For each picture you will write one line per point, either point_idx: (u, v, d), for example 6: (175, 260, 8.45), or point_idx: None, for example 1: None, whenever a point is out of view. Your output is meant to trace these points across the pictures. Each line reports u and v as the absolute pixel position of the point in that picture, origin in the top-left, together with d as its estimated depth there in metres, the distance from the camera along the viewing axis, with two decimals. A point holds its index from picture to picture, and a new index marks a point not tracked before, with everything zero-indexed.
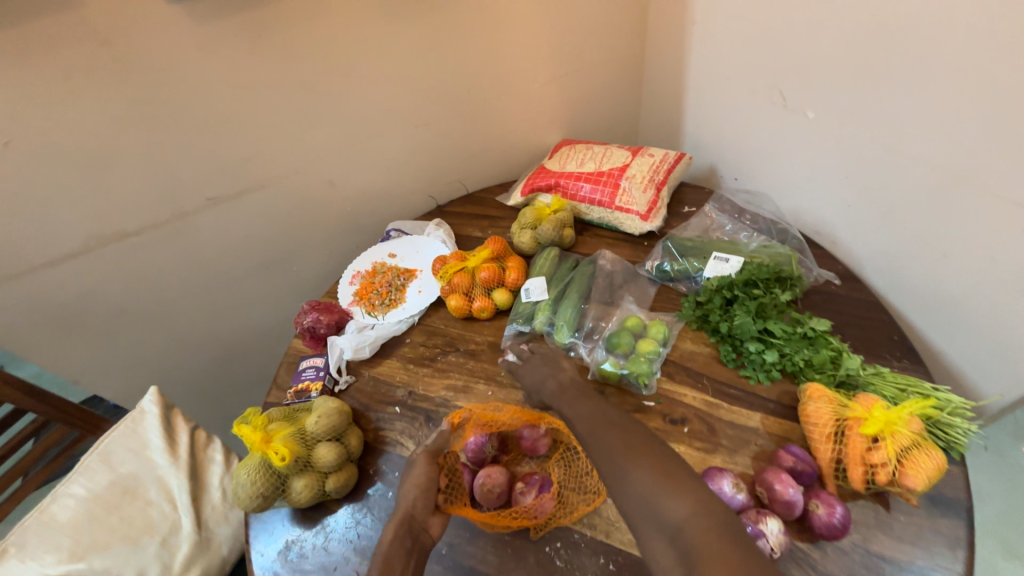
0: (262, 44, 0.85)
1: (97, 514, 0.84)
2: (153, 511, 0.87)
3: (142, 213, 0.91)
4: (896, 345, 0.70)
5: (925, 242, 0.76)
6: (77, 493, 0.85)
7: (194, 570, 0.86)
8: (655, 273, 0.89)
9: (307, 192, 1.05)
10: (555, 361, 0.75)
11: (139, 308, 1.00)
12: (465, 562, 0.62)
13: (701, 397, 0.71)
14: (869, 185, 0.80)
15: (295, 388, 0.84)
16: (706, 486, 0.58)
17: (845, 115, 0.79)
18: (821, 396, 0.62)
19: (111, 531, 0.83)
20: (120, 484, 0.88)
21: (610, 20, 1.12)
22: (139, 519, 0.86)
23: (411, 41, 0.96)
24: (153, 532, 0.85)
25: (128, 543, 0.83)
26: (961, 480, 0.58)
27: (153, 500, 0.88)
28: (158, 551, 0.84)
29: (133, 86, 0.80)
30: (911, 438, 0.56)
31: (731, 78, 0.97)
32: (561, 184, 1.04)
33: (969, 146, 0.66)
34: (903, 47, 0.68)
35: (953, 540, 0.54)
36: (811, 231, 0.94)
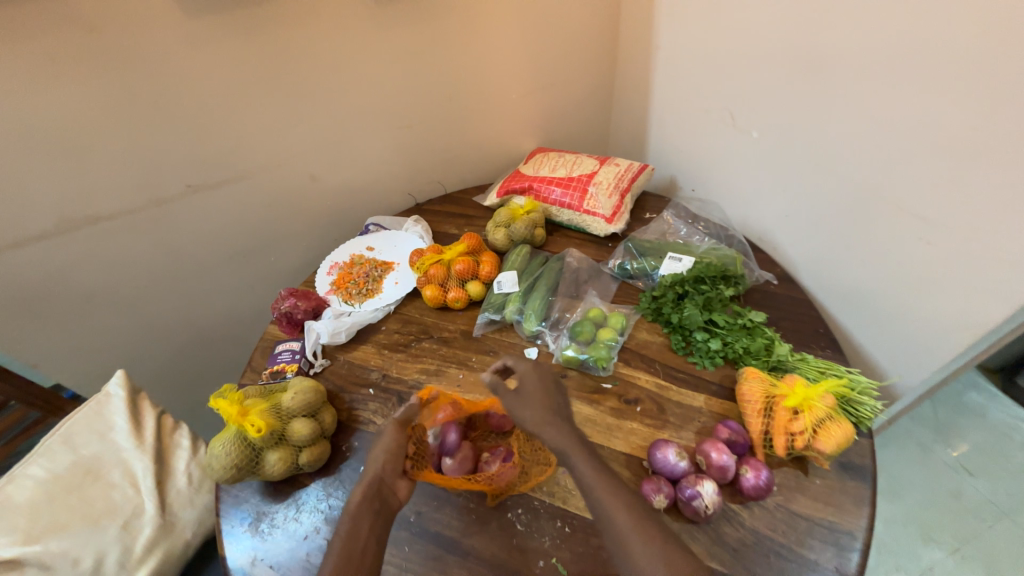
0: (250, 41, 0.88)
1: (57, 494, 0.83)
2: (116, 494, 0.86)
3: (117, 199, 0.91)
4: (821, 337, 0.81)
5: (848, 251, 0.86)
6: (36, 474, 0.83)
7: (157, 553, 0.84)
8: (616, 271, 0.97)
9: (288, 185, 1.08)
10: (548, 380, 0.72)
11: (108, 293, 0.99)
12: (431, 527, 0.66)
13: (653, 380, 0.79)
14: (804, 199, 0.91)
15: (270, 369, 0.88)
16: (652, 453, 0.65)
17: (784, 136, 0.89)
18: (755, 377, 0.71)
19: (71, 512, 0.81)
20: (82, 465, 0.87)
21: (584, 39, 1.20)
22: (100, 501, 0.84)
23: (395, 46, 1.01)
24: (114, 514, 0.84)
25: (87, 525, 0.82)
26: (868, 450, 0.67)
27: (117, 482, 0.87)
28: (119, 534, 0.83)
29: (116, 73, 0.81)
30: (825, 412, 0.65)
31: (690, 99, 1.07)
32: (534, 188, 1.11)
33: (883, 170, 0.76)
34: (833, 80, 0.78)
35: (858, 498, 0.62)
36: (757, 239, 1.05)
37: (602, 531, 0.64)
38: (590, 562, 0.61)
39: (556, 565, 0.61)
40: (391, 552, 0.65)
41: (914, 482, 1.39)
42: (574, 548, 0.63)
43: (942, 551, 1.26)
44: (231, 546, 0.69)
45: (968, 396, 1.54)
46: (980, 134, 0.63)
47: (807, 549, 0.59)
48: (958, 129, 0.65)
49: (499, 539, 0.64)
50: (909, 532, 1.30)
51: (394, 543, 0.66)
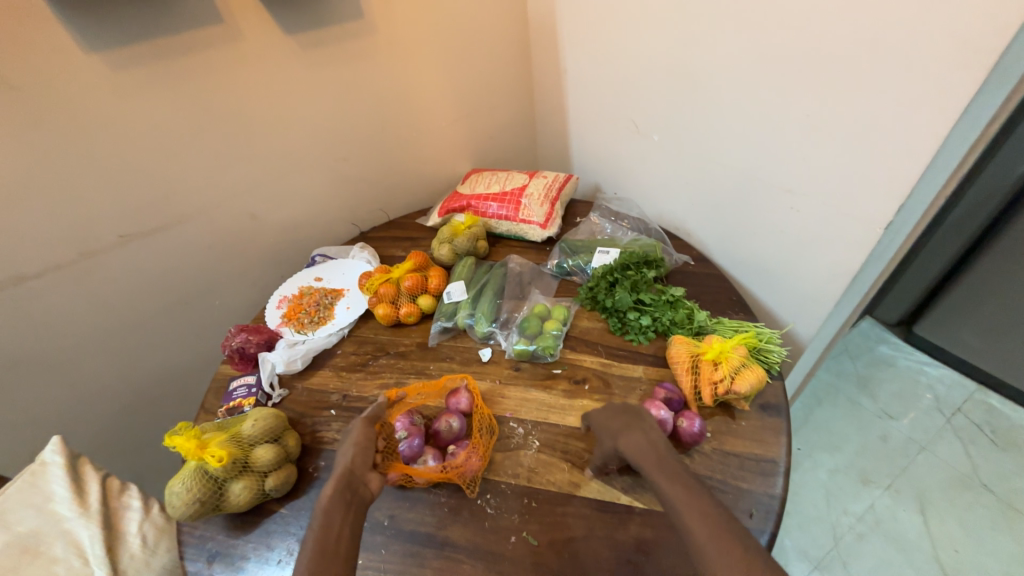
0: (181, 89, 0.91)
1: None
2: (59, 569, 0.73)
3: (44, 255, 0.88)
4: (734, 303, 0.93)
5: (746, 227, 1.00)
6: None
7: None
8: (555, 269, 1.07)
9: (229, 226, 1.09)
10: (623, 413, 0.69)
11: (35, 357, 0.93)
12: (407, 527, 0.69)
13: (597, 360, 0.87)
14: (703, 189, 1.04)
15: (226, 406, 0.86)
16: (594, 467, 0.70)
17: (679, 137, 1.03)
18: (681, 341, 0.81)
19: None
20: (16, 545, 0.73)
21: (502, 69, 1.33)
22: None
23: (326, 86, 1.07)
24: None
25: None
26: (780, 390, 0.78)
27: (59, 556, 0.74)
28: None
29: (40, 129, 0.80)
30: (740, 361, 0.76)
31: (600, 114, 1.21)
32: (472, 205, 1.19)
33: (758, 156, 0.91)
34: (708, 86, 0.92)
35: (777, 430, 0.73)
36: (673, 228, 1.18)
37: (565, 499, 0.69)
38: (559, 529, 0.66)
39: (527, 537, 0.66)
40: (368, 556, 0.67)
41: (849, 431, 1.51)
42: (541, 519, 0.67)
43: (880, 489, 1.37)
44: None
45: (880, 349, 1.70)
46: (816, 117, 0.79)
47: (740, 480, 0.68)
48: (802, 117, 0.81)
49: (472, 525, 0.68)
50: (851, 478, 1.40)
51: (370, 548, 0.67)
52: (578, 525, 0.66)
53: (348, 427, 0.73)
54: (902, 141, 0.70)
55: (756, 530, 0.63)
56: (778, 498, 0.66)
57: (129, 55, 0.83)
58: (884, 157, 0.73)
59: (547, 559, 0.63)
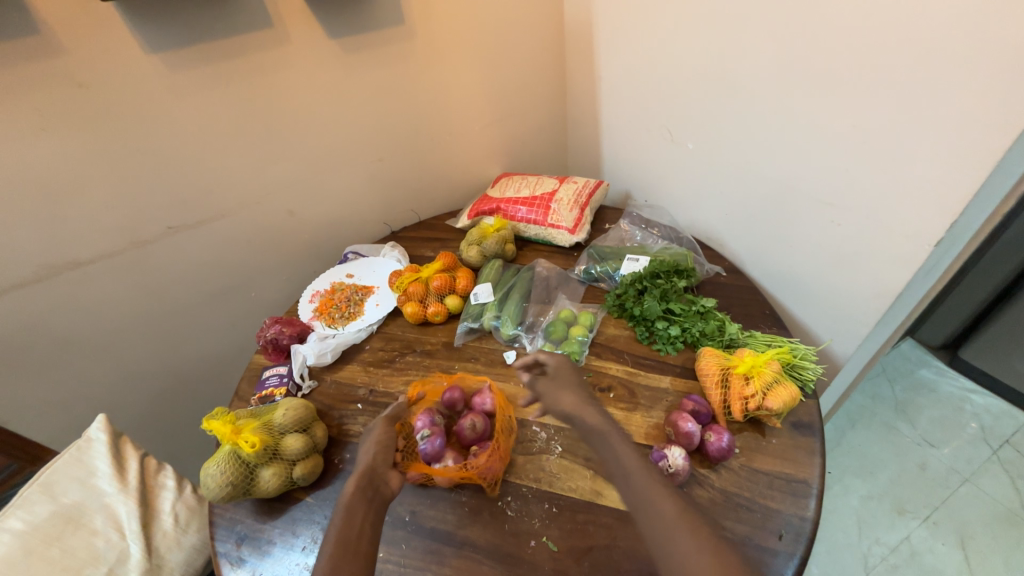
0: (231, 90, 0.95)
1: (34, 548, 0.72)
2: (98, 541, 0.77)
3: (100, 243, 0.94)
4: (768, 317, 0.91)
5: (783, 240, 0.97)
6: (14, 527, 0.73)
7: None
8: (583, 275, 1.07)
9: (269, 221, 1.13)
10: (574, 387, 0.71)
11: (86, 338, 0.99)
12: (427, 523, 0.70)
13: (623, 368, 0.86)
14: (739, 200, 1.02)
15: (259, 395, 0.90)
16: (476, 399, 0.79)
17: (715, 147, 1.01)
18: (711, 354, 0.80)
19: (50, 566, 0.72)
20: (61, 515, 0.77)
21: (537, 74, 1.34)
22: (82, 550, 0.75)
23: (366, 89, 1.11)
24: (97, 563, 0.75)
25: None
26: (814, 409, 0.76)
27: (99, 528, 0.78)
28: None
29: (103, 124, 0.86)
30: (773, 376, 0.74)
31: (634, 121, 1.20)
32: (502, 208, 1.20)
33: (798, 168, 0.88)
34: (748, 95, 0.90)
35: (810, 450, 0.70)
36: (705, 238, 1.16)
37: (586, 507, 0.69)
38: (579, 536, 0.66)
39: (547, 543, 0.66)
40: (389, 550, 0.68)
41: (884, 457, 1.44)
42: (562, 525, 0.67)
43: (916, 520, 1.30)
44: (228, 566, 0.71)
45: (921, 372, 1.62)
46: (862, 128, 0.76)
47: (769, 499, 0.66)
48: (849, 127, 0.78)
49: (492, 527, 0.68)
50: (885, 506, 1.34)
51: (391, 542, 0.68)
52: (599, 534, 0.65)
53: (369, 426, 0.74)
54: (956, 155, 0.67)
55: (784, 554, 0.61)
56: (810, 520, 0.63)
57: (185, 56, 0.88)
58: (935, 171, 0.70)
59: (567, 567, 0.63)
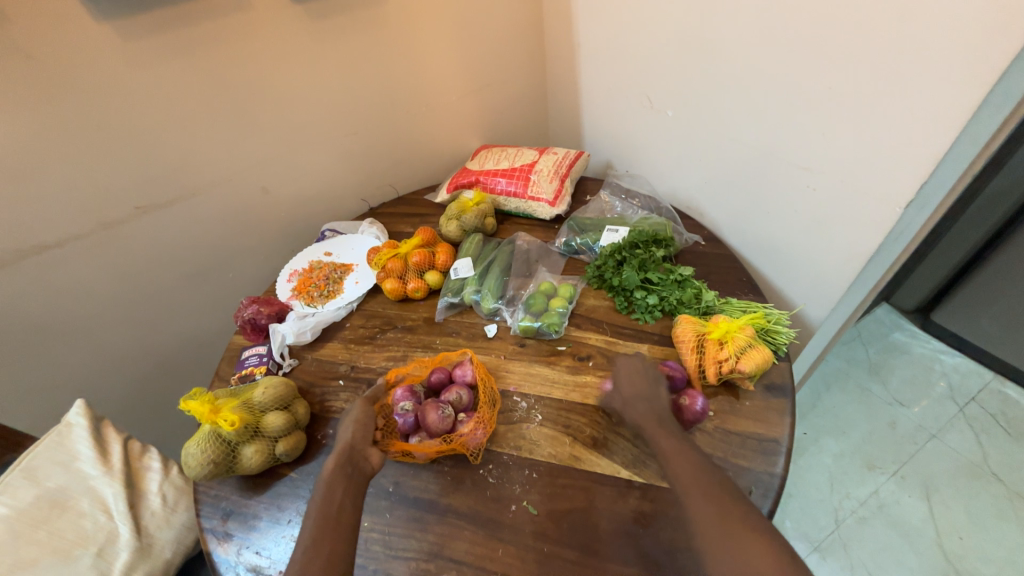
0: (190, 59, 0.90)
1: (22, 532, 0.73)
2: (86, 522, 0.77)
3: (63, 225, 0.90)
4: (744, 284, 0.92)
5: (759, 206, 0.98)
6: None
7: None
8: (563, 247, 1.06)
9: (241, 200, 1.10)
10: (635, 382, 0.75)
11: (58, 324, 0.97)
12: (410, 493, 0.71)
13: (602, 338, 0.87)
14: (716, 167, 1.02)
15: (239, 374, 0.89)
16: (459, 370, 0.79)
17: (693, 112, 1.00)
18: (687, 321, 0.81)
19: (39, 547, 0.72)
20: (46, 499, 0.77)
21: (514, 39, 1.29)
22: (71, 532, 0.75)
23: (335, 56, 1.06)
24: (87, 544, 0.75)
25: (58, 558, 0.72)
26: (786, 370, 0.78)
27: (86, 511, 0.78)
28: (94, 564, 0.74)
29: (55, 99, 0.81)
30: (746, 340, 0.75)
31: (613, 87, 1.17)
32: (481, 181, 1.18)
33: (773, 134, 0.88)
34: (724, 56, 0.89)
35: (781, 410, 0.73)
36: (684, 207, 1.16)
37: (566, 471, 0.70)
38: (557, 499, 0.68)
39: (527, 506, 0.67)
40: (375, 520, 0.69)
41: (857, 417, 1.50)
42: (542, 490, 0.69)
43: (885, 475, 1.37)
44: (216, 541, 0.72)
45: (895, 335, 1.67)
46: (837, 92, 0.76)
47: (742, 459, 0.68)
48: (825, 89, 0.77)
49: (473, 493, 0.70)
50: (857, 463, 1.40)
51: (376, 512, 0.70)
52: (577, 496, 0.67)
53: (349, 406, 0.75)
54: (927, 117, 0.67)
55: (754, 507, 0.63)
56: (779, 476, 0.66)
57: (139, 23, 0.83)
58: (908, 132, 0.70)
59: (547, 529, 0.65)
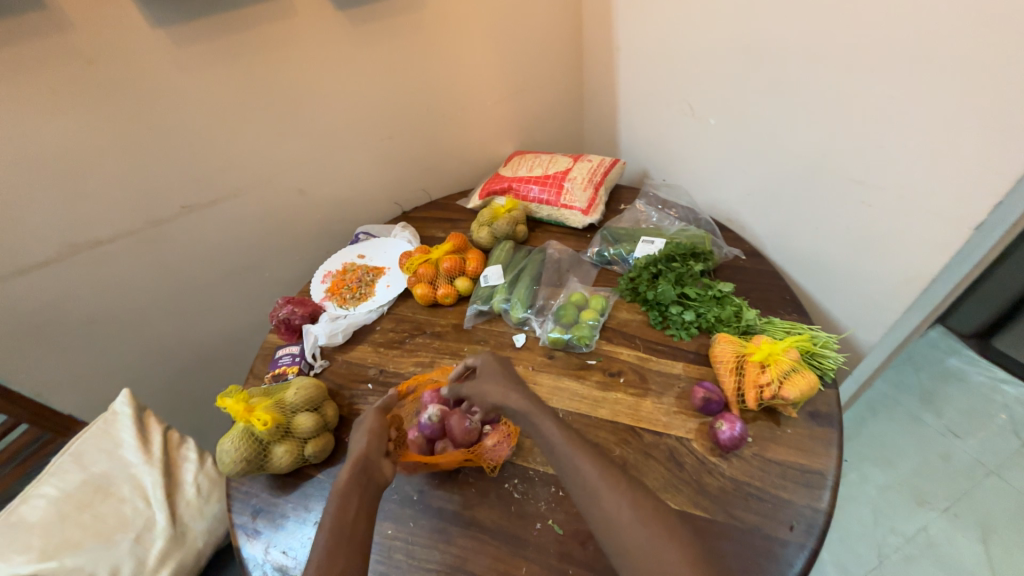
0: (239, 65, 0.93)
1: (69, 513, 0.76)
2: (126, 508, 0.80)
3: (117, 222, 0.95)
4: (788, 303, 0.88)
5: (806, 221, 0.93)
6: (48, 493, 0.77)
7: (170, 564, 0.78)
8: (596, 258, 1.04)
9: (280, 202, 1.13)
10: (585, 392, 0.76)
11: (109, 315, 1.02)
12: (434, 503, 0.71)
13: (634, 353, 0.84)
14: (762, 179, 0.97)
15: (272, 372, 0.91)
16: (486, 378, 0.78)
17: (737, 122, 0.96)
18: (726, 340, 0.77)
19: (83, 529, 0.75)
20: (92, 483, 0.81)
21: (551, 45, 1.28)
22: (112, 516, 0.78)
23: (375, 63, 1.08)
24: (126, 529, 0.78)
25: (100, 541, 0.76)
26: (833, 398, 0.73)
27: (127, 497, 0.81)
28: (132, 549, 0.77)
29: (114, 102, 0.86)
30: (791, 364, 0.71)
31: (653, 95, 1.15)
32: (514, 188, 1.17)
33: (825, 146, 0.83)
34: (775, 63, 0.85)
35: (826, 441, 0.68)
36: (724, 219, 1.12)
37: None
38: (584, 520, 0.66)
39: (552, 525, 0.66)
40: (399, 528, 0.69)
41: (905, 446, 1.40)
42: (568, 509, 0.67)
43: (935, 511, 1.27)
44: (245, 537, 0.73)
45: (950, 360, 1.55)
46: (898, 103, 0.71)
47: (783, 490, 0.64)
48: (885, 100, 0.72)
49: (498, 508, 0.69)
50: (902, 496, 1.31)
51: (400, 520, 0.70)
52: None
53: (361, 415, 0.73)
54: (1000, 130, 0.62)
55: (795, 544, 0.60)
56: (823, 512, 0.62)
57: (192, 31, 0.86)
58: (979, 146, 0.65)
59: (572, 550, 0.63)
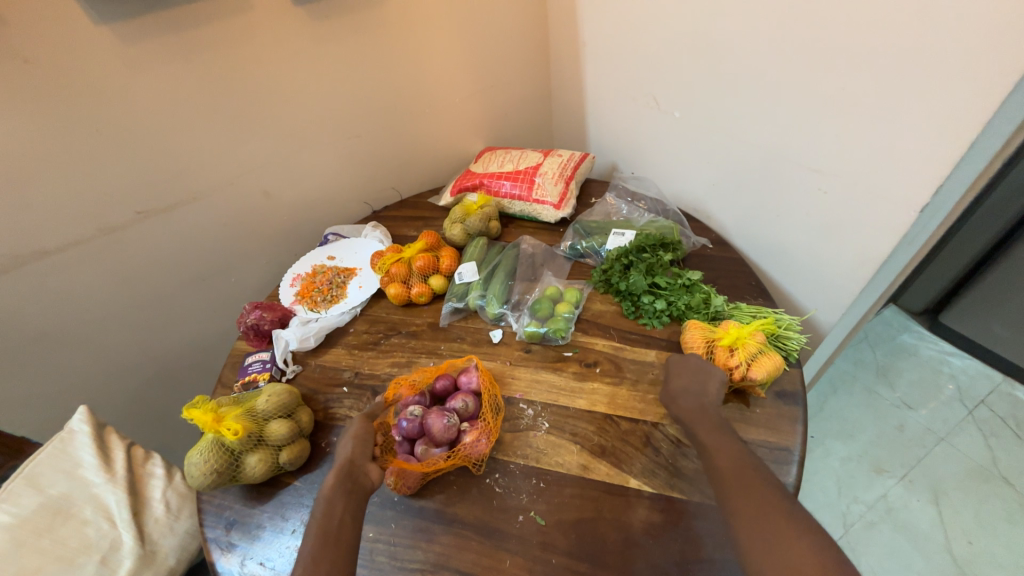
0: (191, 62, 0.89)
1: (25, 540, 0.71)
2: (89, 530, 0.76)
3: (64, 230, 0.89)
4: (753, 288, 0.91)
5: (767, 209, 0.97)
6: (1, 521, 0.71)
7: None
8: (569, 251, 1.06)
9: (243, 204, 1.09)
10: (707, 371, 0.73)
11: (60, 329, 0.96)
12: (415, 503, 0.70)
13: (609, 344, 0.86)
14: (726, 170, 1.00)
15: (242, 381, 0.88)
16: (465, 376, 0.77)
17: (700, 115, 0.99)
18: (696, 327, 0.80)
19: (42, 555, 0.71)
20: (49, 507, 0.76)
21: (517, 40, 1.28)
22: (74, 540, 0.74)
23: (338, 59, 1.05)
24: (90, 552, 0.74)
25: (62, 567, 0.71)
26: (797, 377, 0.77)
27: (89, 518, 0.77)
28: (97, 572, 0.73)
29: (55, 102, 0.80)
30: (757, 347, 0.74)
31: (619, 89, 1.16)
32: (485, 184, 1.17)
33: (782, 137, 0.87)
34: (734, 57, 0.87)
35: (792, 418, 0.72)
36: (691, 209, 1.15)
37: (574, 481, 0.69)
38: (566, 510, 0.67)
39: (535, 517, 0.66)
40: (380, 531, 0.68)
41: (866, 421, 1.48)
42: (550, 500, 0.68)
43: (894, 479, 1.35)
44: (219, 552, 0.71)
45: (902, 337, 1.65)
46: (850, 94, 0.74)
47: None
48: (836, 91, 0.76)
49: (480, 503, 0.69)
50: (865, 467, 1.38)
51: (382, 523, 0.69)
52: (586, 506, 0.66)
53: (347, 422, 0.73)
54: (940, 119, 0.66)
55: None
56: (792, 486, 0.65)
57: (138, 26, 0.82)
58: (922, 133, 0.69)
59: (555, 539, 0.64)
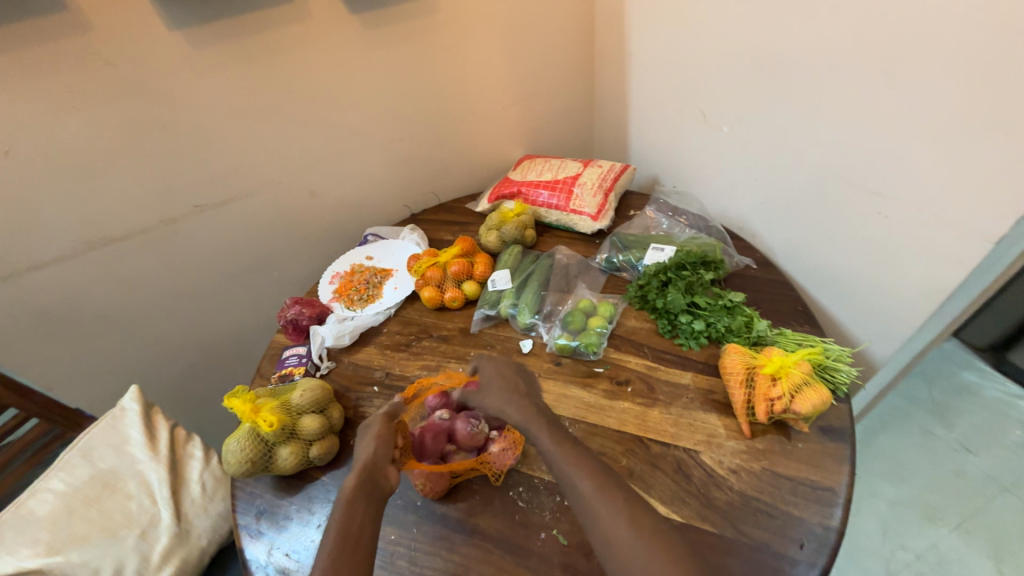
0: (253, 66, 0.94)
1: (76, 508, 0.77)
2: (132, 505, 0.80)
3: (130, 220, 0.96)
4: (799, 314, 0.86)
5: (820, 232, 0.92)
6: (56, 488, 0.77)
7: (173, 562, 0.79)
8: (604, 264, 1.03)
9: (289, 202, 1.13)
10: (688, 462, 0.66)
11: (119, 311, 1.03)
12: (437, 510, 0.70)
13: (642, 362, 0.84)
14: (776, 189, 0.96)
15: (279, 372, 0.92)
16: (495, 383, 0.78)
17: (751, 129, 0.95)
18: (736, 351, 0.76)
19: (89, 524, 0.76)
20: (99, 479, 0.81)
21: (563, 49, 1.27)
22: (118, 513, 0.79)
23: (389, 65, 1.08)
24: (131, 526, 0.78)
25: (106, 537, 0.76)
26: (845, 413, 0.72)
27: (133, 493, 0.81)
28: (136, 545, 0.77)
29: (130, 101, 0.86)
30: (802, 378, 0.70)
31: (665, 101, 1.14)
32: (523, 192, 1.17)
33: (840, 156, 0.82)
34: (793, 72, 0.84)
35: (838, 457, 0.67)
36: (736, 227, 1.11)
37: None
38: None
39: (557, 536, 0.65)
40: (400, 534, 0.68)
41: (918, 462, 1.37)
42: (573, 519, 0.66)
43: (947, 528, 1.24)
44: (249, 538, 0.73)
45: (964, 375, 1.53)
46: (918, 113, 0.70)
47: (795, 508, 0.63)
48: (905, 109, 0.71)
49: (502, 516, 0.68)
50: (914, 512, 1.28)
51: (402, 526, 0.69)
52: None
53: (368, 420, 0.72)
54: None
55: (805, 563, 0.58)
56: (835, 530, 0.61)
57: (208, 32, 0.87)
58: (999, 157, 0.64)
59: (576, 561, 0.62)
